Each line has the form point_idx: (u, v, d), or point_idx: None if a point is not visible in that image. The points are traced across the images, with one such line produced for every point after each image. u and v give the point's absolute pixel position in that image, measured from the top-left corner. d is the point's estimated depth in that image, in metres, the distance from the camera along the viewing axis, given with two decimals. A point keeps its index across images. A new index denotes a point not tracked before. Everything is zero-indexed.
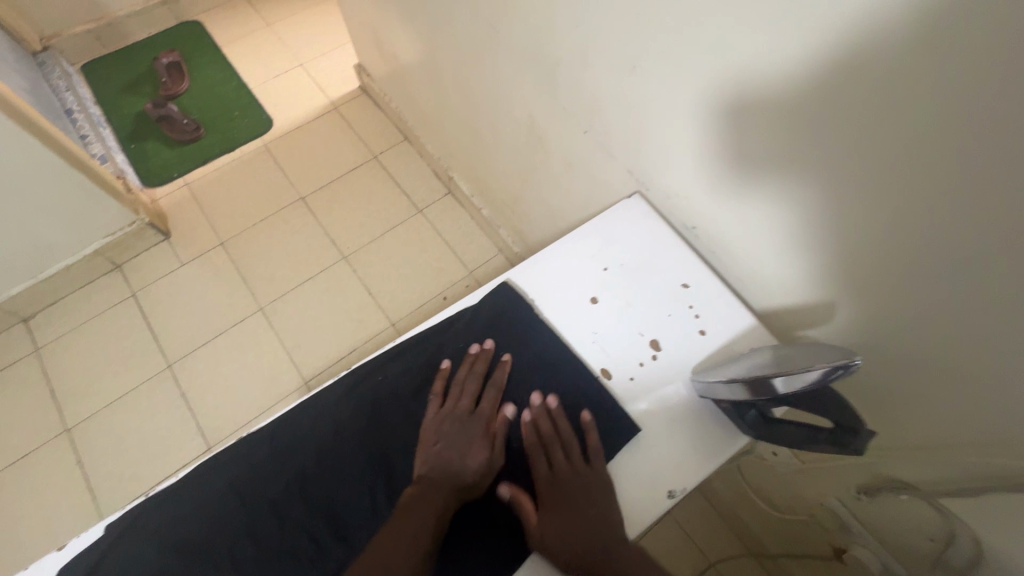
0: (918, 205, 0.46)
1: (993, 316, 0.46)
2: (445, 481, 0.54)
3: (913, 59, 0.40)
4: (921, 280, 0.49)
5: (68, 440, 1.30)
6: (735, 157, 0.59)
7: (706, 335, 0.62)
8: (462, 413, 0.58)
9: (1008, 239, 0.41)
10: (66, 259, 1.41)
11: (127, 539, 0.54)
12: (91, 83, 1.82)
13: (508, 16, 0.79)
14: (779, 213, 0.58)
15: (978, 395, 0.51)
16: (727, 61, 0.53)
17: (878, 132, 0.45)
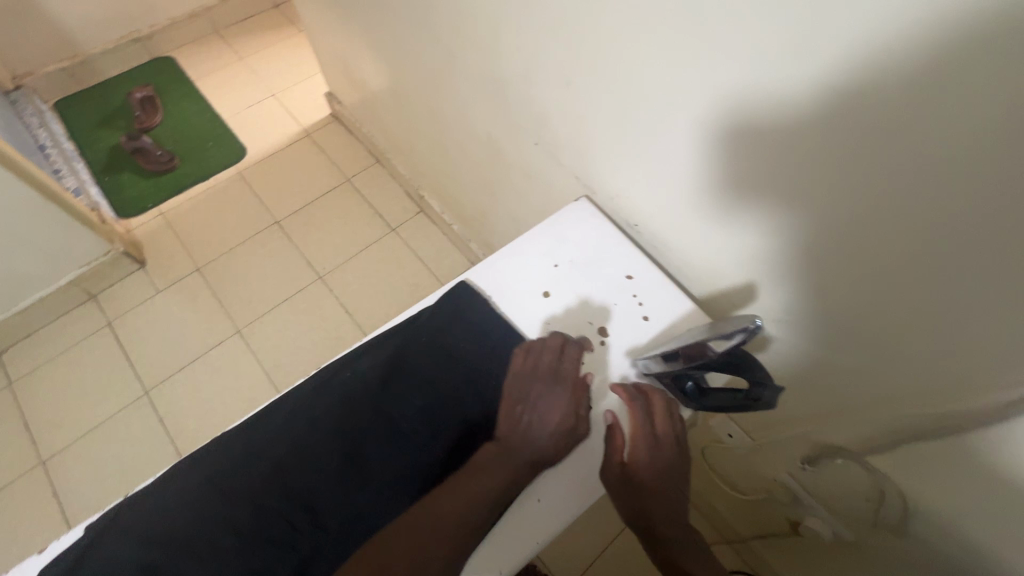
0: (812, 188, 0.52)
1: (884, 280, 0.53)
2: (523, 443, 0.60)
3: (786, 67, 0.47)
4: (825, 253, 0.56)
5: (43, 471, 1.29)
6: (717, 169, 0.61)
7: (648, 320, 0.70)
8: (552, 379, 0.64)
9: (884, 209, 0.48)
10: (41, 291, 1.42)
11: (107, 537, 0.57)
12: (64, 119, 1.85)
13: (461, 40, 0.86)
14: (755, 220, 0.61)
15: (887, 355, 0.58)
16: (721, 79, 0.53)
17: (772, 128, 0.52)
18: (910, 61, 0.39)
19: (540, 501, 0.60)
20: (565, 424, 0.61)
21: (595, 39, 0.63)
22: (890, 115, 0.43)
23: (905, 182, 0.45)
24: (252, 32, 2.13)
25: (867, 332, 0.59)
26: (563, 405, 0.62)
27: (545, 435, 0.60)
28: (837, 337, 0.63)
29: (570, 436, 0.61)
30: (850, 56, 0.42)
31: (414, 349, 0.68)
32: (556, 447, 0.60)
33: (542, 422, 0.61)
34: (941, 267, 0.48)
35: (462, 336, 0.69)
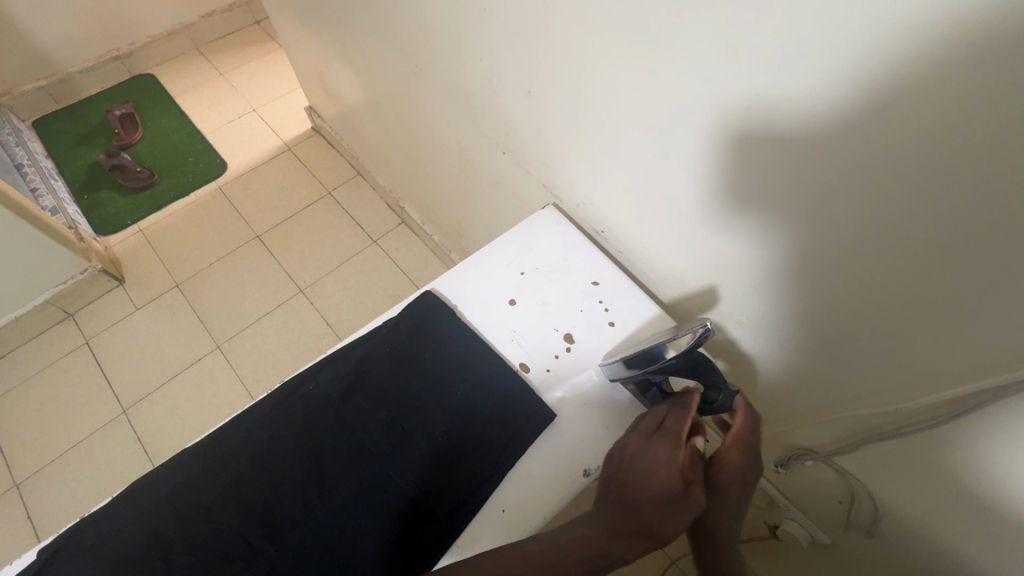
0: (767, 188, 0.53)
1: (836, 278, 0.53)
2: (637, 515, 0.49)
3: (733, 72, 0.47)
4: (784, 253, 0.57)
5: (18, 494, 1.26)
6: (684, 173, 0.60)
7: (614, 326, 0.70)
8: (673, 446, 0.53)
9: (833, 206, 0.48)
10: (16, 311, 1.40)
11: (58, 561, 0.55)
12: (43, 138, 1.84)
13: (427, 52, 0.87)
14: (723, 224, 0.60)
15: (850, 353, 0.58)
16: (686, 85, 0.52)
17: (723, 130, 0.52)
18: (844, 63, 0.40)
19: (505, 511, 0.60)
20: (671, 487, 0.50)
21: (554, 47, 0.63)
22: (833, 114, 0.43)
23: (849, 180, 0.46)
24: (233, 48, 2.14)
25: (828, 330, 0.59)
26: (665, 462, 0.52)
27: (645, 500, 0.50)
28: (800, 338, 0.63)
29: (678, 505, 0.49)
30: (788, 61, 0.43)
31: (377, 359, 0.68)
32: (659, 516, 0.48)
33: (640, 486, 0.51)
34: (888, 262, 0.48)
35: (424, 347, 0.68)
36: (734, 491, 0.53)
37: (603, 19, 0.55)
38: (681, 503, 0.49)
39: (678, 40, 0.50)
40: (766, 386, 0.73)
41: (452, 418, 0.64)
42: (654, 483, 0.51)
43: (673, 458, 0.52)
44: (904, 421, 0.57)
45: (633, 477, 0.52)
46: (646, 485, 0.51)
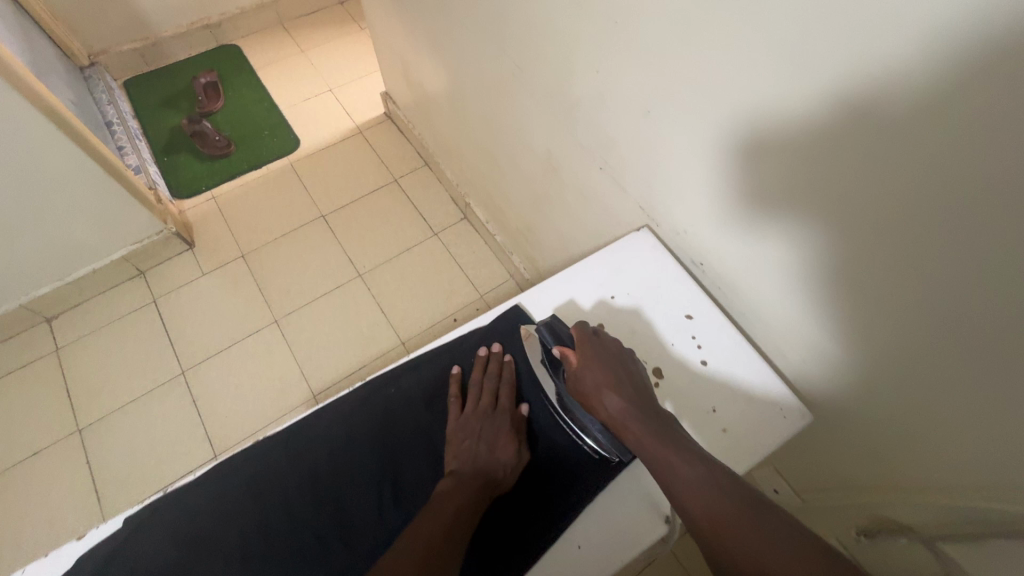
0: (831, 221, 0.54)
1: (894, 315, 0.54)
2: (491, 469, 0.60)
3: (804, 107, 0.50)
4: (841, 286, 0.57)
5: (79, 439, 1.32)
6: (812, 221, 0.56)
7: (707, 365, 0.70)
8: (487, 412, 0.65)
9: (901, 245, 0.49)
10: (95, 264, 1.46)
11: (141, 533, 0.57)
12: (131, 98, 1.92)
13: (534, 54, 0.84)
14: (847, 279, 0.56)
15: (977, 440, 0.53)
16: (843, 132, 0.48)
17: (841, 186, 0.51)
18: (912, 107, 0.42)
19: (580, 548, 0.59)
20: (513, 456, 0.62)
21: (667, 75, 0.62)
22: (896, 156, 0.45)
23: (910, 214, 0.47)
24: (315, 27, 2.17)
25: (876, 365, 0.59)
26: (496, 428, 0.63)
27: (495, 459, 0.61)
28: (849, 374, 0.63)
29: (517, 460, 0.63)
30: (860, 102, 0.45)
31: (465, 369, 0.71)
32: (505, 470, 0.61)
33: (491, 458, 0.61)
34: (944, 299, 0.48)
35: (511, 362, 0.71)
36: (599, 378, 0.61)
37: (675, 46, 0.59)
38: (517, 454, 0.63)
39: (745, 73, 0.53)
40: (862, 455, 0.69)
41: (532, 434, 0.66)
42: (501, 452, 0.62)
43: (502, 423, 0.64)
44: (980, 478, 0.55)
45: (483, 444, 0.62)
46: (493, 447, 0.62)
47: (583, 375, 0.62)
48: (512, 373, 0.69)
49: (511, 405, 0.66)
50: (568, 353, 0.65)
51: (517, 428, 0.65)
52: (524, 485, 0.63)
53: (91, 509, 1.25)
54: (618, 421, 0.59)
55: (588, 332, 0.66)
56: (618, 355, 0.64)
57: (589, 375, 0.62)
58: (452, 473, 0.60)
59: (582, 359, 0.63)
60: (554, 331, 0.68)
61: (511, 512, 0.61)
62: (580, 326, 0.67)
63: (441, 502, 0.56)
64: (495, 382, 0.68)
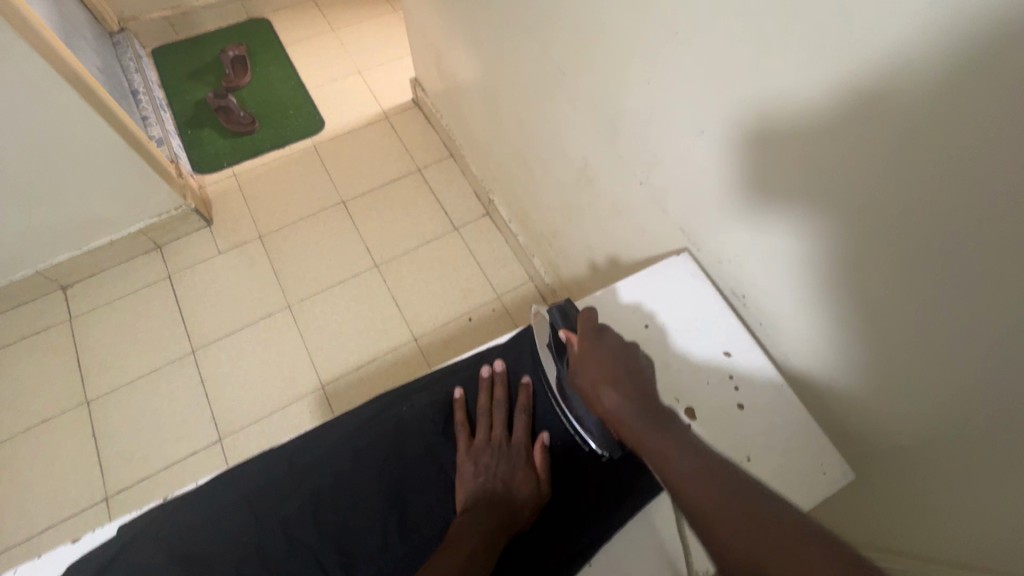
0: (869, 259, 0.53)
1: (931, 361, 0.52)
2: (507, 507, 0.56)
3: (845, 144, 0.49)
4: (876, 324, 0.56)
5: (87, 411, 1.32)
6: (879, 272, 0.52)
7: (742, 409, 0.66)
8: (497, 445, 0.61)
9: (946, 290, 0.47)
10: (112, 235, 1.45)
11: (137, 542, 0.54)
12: (159, 68, 1.90)
13: (580, 57, 0.80)
14: (908, 334, 0.53)
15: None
16: (929, 183, 0.44)
17: (920, 239, 0.47)
18: (964, 153, 0.41)
19: None
20: (532, 492, 0.58)
21: (730, 96, 0.58)
22: (942, 200, 0.44)
23: (954, 258, 0.45)
24: (348, 5, 2.13)
25: (905, 408, 0.57)
26: (509, 461, 0.60)
27: (509, 494, 0.57)
28: (878, 414, 0.61)
29: (535, 497, 0.58)
30: (904, 145, 0.44)
31: (468, 393, 0.68)
32: (521, 504, 0.57)
33: (506, 494, 0.57)
34: (987, 348, 0.46)
35: (535, 389, 0.67)
36: (595, 369, 0.60)
37: (713, 70, 0.58)
38: (535, 489, 0.59)
39: (796, 100, 0.51)
40: (901, 516, 0.65)
41: (557, 471, 0.62)
42: (517, 487, 0.58)
43: (516, 454, 0.61)
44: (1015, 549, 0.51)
45: (496, 479, 0.58)
46: (507, 481, 0.58)
47: (581, 365, 0.61)
48: (528, 399, 0.65)
49: (525, 434, 0.63)
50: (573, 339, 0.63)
51: (534, 460, 0.61)
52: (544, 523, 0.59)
53: (94, 483, 1.24)
54: (613, 415, 0.57)
55: (594, 322, 0.64)
56: (623, 348, 0.62)
57: (587, 366, 0.60)
58: (464, 511, 0.56)
59: (584, 345, 0.62)
60: (563, 312, 0.66)
61: (531, 557, 0.57)
62: (587, 312, 0.65)
63: (450, 545, 0.52)
64: (504, 413, 0.64)
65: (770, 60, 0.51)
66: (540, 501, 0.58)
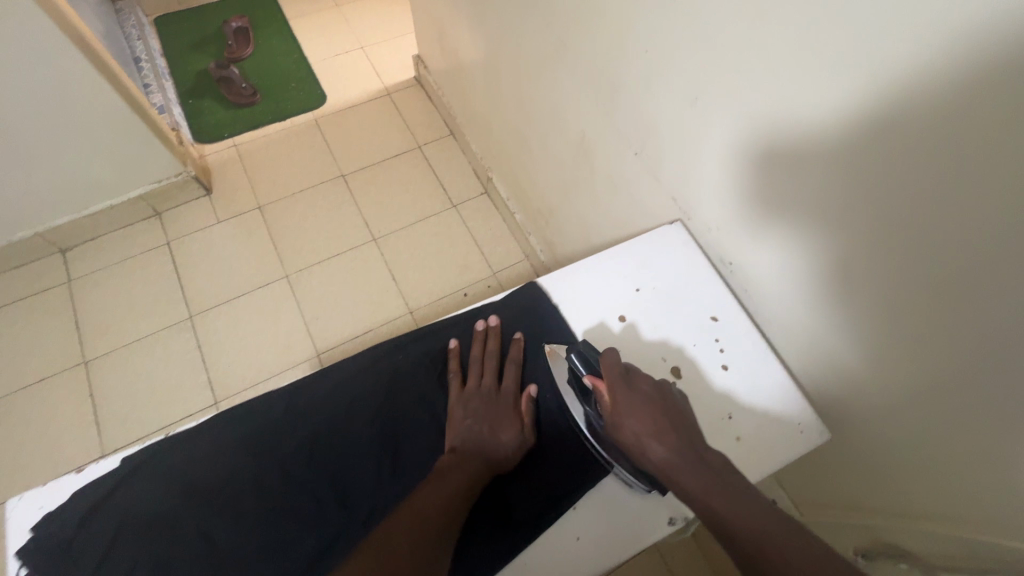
0: (850, 216, 0.55)
1: (907, 317, 0.54)
2: (488, 451, 0.59)
3: (833, 101, 0.51)
4: (853, 281, 0.58)
5: (85, 372, 1.33)
6: (862, 231, 0.55)
7: (726, 370, 0.69)
8: (486, 391, 0.64)
9: (919, 241, 0.50)
10: (112, 199, 1.45)
11: (140, 474, 0.57)
12: (160, 36, 1.89)
13: (581, 28, 0.81)
14: (887, 293, 0.55)
15: (992, 480, 0.53)
16: (910, 140, 0.47)
17: (900, 196, 0.50)
18: (945, 103, 0.43)
19: (579, 540, 0.59)
20: (516, 437, 0.61)
21: (726, 62, 0.60)
22: (921, 151, 0.46)
23: (930, 214, 0.48)
24: None
25: (879, 363, 0.60)
26: (496, 410, 0.62)
27: (493, 442, 0.60)
28: (851, 373, 0.64)
29: (519, 445, 0.61)
30: (891, 99, 0.47)
31: (465, 345, 0.70)
32: (505, 453, 0.60)
33: (492, 436, 0.61)
34: (957, 297, 0.49)
35: (527, 346, 0.70)
36: (634, 422, 0.57)
37: (710, 33, 0.60)
38: (519, 439, 0.61)
39: (791, 63, 0.53)
40: (870, 477, 0.69)
41: (541, 420, 0.65)
42: (503, 431, 0.61)
43: (503, 405, 0.63)
44: (984, 500, 0.54)
45: (482, 426, 0.61)
46: (492, 430, 0.61)
47: (619, 419, 0.58)
48: (519, 351, 0.68)
49: (515, 383, 0.66)
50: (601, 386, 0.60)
51: (519, 408, 0.63)
52: (527, 465, 0.62)
53: (91, 442, 1.27)
54: (663, 469, 0.55)
55: (618, 366, 0.61)
56: (656, 392, 0.59)
57: (626, 420, 0.57)
58: (451, 450, 0.60)
59: (615, 395, 0.59)
60: (585, 358, 0.63)
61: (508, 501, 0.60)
62: (609, 357, 0.62)
63: (433, 482, 0.55)
64: (497, 362, 0.67)
65: (766, 25, 0.54)
66: (523, 448, 0.61)
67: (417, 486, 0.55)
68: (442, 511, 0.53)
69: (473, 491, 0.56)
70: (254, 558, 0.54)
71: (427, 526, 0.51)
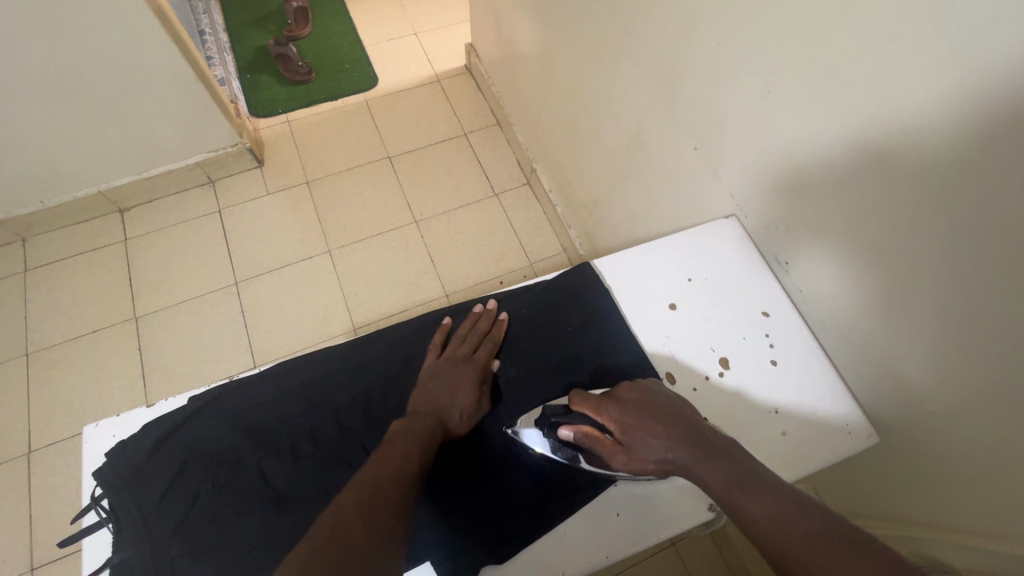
0: (915, 215, 0.54)
1: (972, 320, 0.53)
2: (439, 416, 0.62)
3: (912, 101, 0.50)
4: (922, 285, 0.56)
5: (135, 326, 1.40)
6: (927, 231, 0.54)
7: (776, 365, 0.69)
8: (458, 359, 0.68)
9: (1001, 245, 0.48)
10: (171, 165, 1.51)
11: (206, 411, 0.62)
12: (224, 12, 1.96)
13: (649, 20, 0.82)
14: (951, 296, 0.54)
15: None
16: (996, 135, 0.45)
17: (972, 194, 0.48)
18: None
19: (619, 516, 0.60)
20: (473, 405, 0.64)
21: (799, 54, 0.59)
22: (1010, 152, 0.45)
23: (1007, 214, 0.46)
24: None
25: (935, 369, 0.58)
26: (458, 379, 0.65)
27: (448, 408, 0.63)
28: (909, 380, 0.62)
29: (473, 414, 0.64)
30: (976, 98, 0.46)
31: (455, 322, 0.75)
32: (457, 419, 0.63)
33: (449, 402, 0.63)
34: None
35: (510, 328, 0.73)
36: (645, 435, 0.57)
37: (784, 25, 0.60)
38: (473, 408, 0.64)
39: (866, 53, 0.53)
40: (897, 488, 0.70)
41: (504, 391, 0.68)
42: (458, 396, 0.64)
43: (468, 376, 0.66)
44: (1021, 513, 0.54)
45: (442, 393, 0.64)
46: (450, 396, 0.64)
47: (630, 440, 0.57)
48: (500, 332, 0.72)
49: (486, 358, 0.69)
50: (590, 428, 0.59)
51: (483, 379, 0.67)
52: (483, 434, 0.65)
53: (137, 393, 1.32)
54: (689, 470, 0.54)
55: (593, 396, 0.62)
56: (645, 398, 0.60)
57: (636, 436, 0.57)
58: (410, 414, 0.62)
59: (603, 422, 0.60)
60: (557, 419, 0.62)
61: (472, 465, 0.63)
62: (576, 398, 0.62)
63: (390, 441, 0.57)
64: (478, 337, 0.71)
65: (845, 16, 0.53)
66: (473, 418, 0.64)
67: (370, 456, 0.55)
68: (398, 477, 0.53)
69: (427, 451, 0.58)
70: (308, 499, 0.57)
71: (379, 499, 0.50)
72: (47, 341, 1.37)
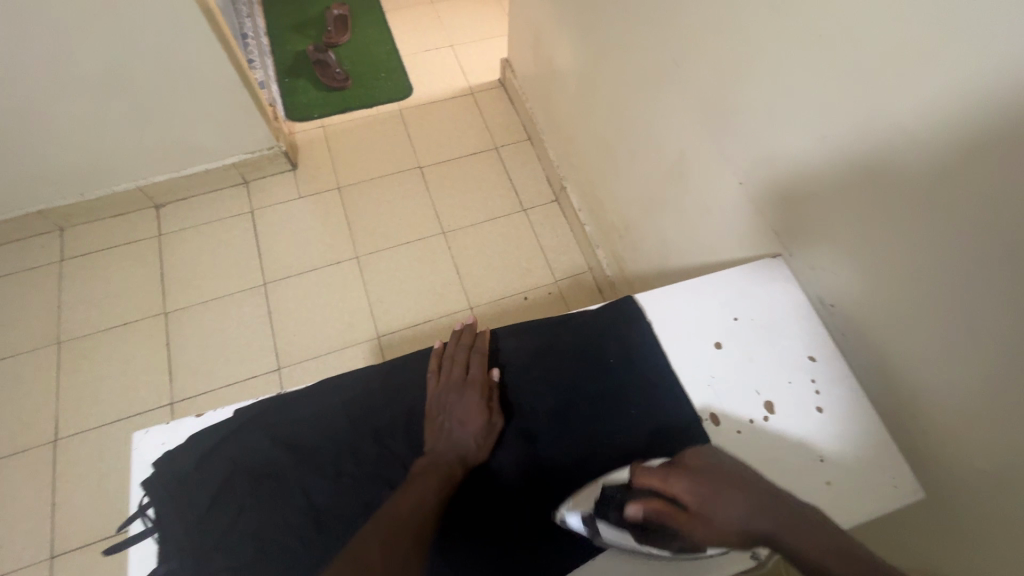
0: (976, 273, 0.53)
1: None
2: (455, 446, 0.62)
3: (976, 162, 0.50)
4: (975, 345, 0.56)
5: (164, 321, 1.42)
6: (989, 289, 0.53)
7: (822, 413, 0.68)
8: (459, 384, 0.67)
9: None
10: (208, 164, 1.54)
11: (251, 425, 0.62)
12: (266, 16, 2.00)
13: (699, 52, 0.82)
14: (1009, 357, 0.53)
15: None
16: None
17: None
18: None
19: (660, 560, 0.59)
20: (484, 428, 0.64)
21: (857, 100, 0.59)
22: None
23: None
24: None
25: (986, 429, 0.57)
26: (465, 406, 0.65)
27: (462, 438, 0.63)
28: (954, 435, 0.61)
29: (489, 436, 0.65)
30: None
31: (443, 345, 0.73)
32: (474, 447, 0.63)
33: (461, 433, 0.63)
34: None
35: (550, 355, 0.73)
36: (722, 506, 0.52)
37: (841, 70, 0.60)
38: (486, 431, 0.65)
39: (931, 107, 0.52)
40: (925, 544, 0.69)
41: (546, 421, 0.68)
42: (470, 424, 0.64)
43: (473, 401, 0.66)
44: None
45: (451, 423, 0.64)
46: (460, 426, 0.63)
47: (707, 515, 0.52)
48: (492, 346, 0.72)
49: (484, 376, 0.68)
50: (658, 505, 0.54)
51: (488, 399, 0.67)
52: (525, 464, 0.65)
53: (162, 388, 1.34)
54: (778, 542, 0.49)
55: (656, 466, 0.56)
56: (713, 464, 0.55)
57: (715, 508, 0.52)
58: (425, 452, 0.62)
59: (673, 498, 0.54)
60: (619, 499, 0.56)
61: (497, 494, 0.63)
62: (637, 470, 0.57)
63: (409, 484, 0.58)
64: (468, 354, 0.70)
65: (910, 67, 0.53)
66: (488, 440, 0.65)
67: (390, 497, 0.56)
68: (414, 514, 0.54)
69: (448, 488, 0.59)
70: (348, 519, 0.58)
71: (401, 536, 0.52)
72: (79, 331, 1.39)
